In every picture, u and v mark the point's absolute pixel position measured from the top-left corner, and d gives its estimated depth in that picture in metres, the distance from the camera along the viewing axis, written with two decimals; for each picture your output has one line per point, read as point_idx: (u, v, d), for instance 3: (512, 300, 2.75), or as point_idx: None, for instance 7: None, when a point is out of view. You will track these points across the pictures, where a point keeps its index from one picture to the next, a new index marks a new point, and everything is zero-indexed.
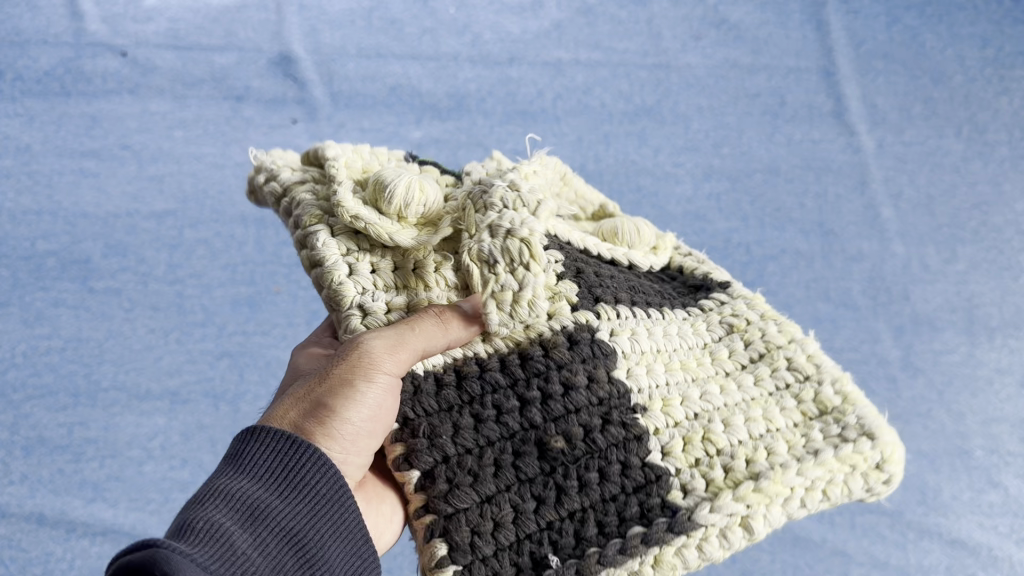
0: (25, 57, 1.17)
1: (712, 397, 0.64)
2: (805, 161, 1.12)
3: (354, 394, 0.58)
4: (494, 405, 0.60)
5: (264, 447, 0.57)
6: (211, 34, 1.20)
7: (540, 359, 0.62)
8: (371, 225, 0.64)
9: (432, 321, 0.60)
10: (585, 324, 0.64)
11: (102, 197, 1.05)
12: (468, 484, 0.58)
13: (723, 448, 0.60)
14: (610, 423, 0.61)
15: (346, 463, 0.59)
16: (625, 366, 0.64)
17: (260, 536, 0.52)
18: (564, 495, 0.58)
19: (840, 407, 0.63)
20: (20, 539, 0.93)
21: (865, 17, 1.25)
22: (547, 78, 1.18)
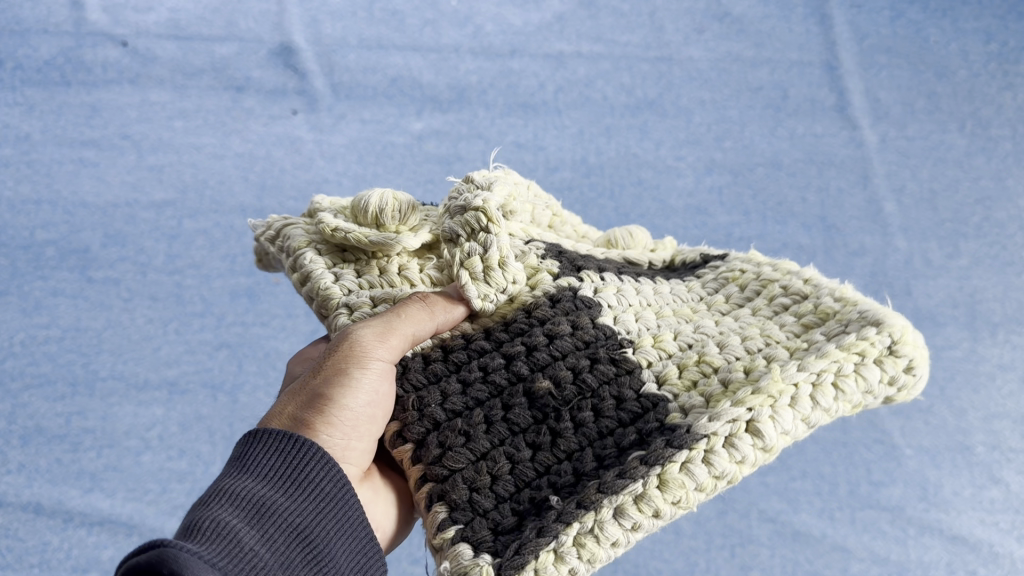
0: (26, 46, 1.17)
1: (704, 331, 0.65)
2: (808, 155, 1.11)
3: (350, 378, 0.60)
4: (481, 367, 0.63)
5: (267, 444, 0.56)
6: (211, 24, 1.20)
7: (523, 320, 0.65)
8: (350, 231, 0.68)
9: (417, 302, 0.63)
10: (566, 286, 0.68)
11: (101, 187, 1.05)
12: (462, 441, 0.60)
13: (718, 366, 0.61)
14: (598, 362, 0.63)
15: (348, 453, 0.59)
16: (612, 314, 0.67)
17: (269, 532, 0.52)
18: (559, 438, 0.59)
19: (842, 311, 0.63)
20: None
21: (868, 11, 1.25)
22: (549, 71, 1.18)
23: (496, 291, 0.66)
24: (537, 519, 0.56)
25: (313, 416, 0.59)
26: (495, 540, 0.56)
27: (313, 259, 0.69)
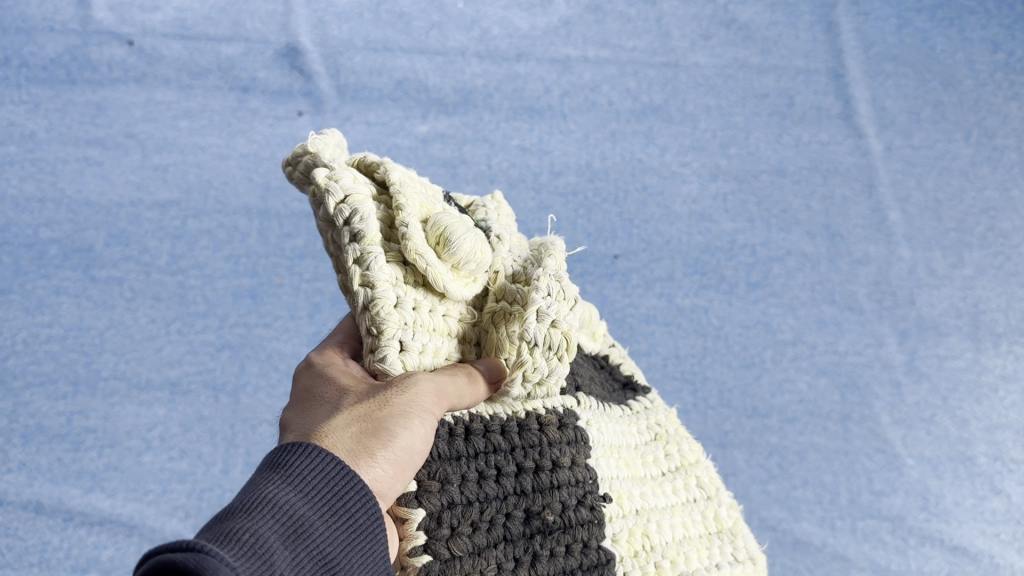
0: (32, 44, 1.16)
1: (649, 498, 0.65)
2: (813, 163, 1.12)
3: (408, 419, 0.51)
4: (495, 466, 0.56)
5: (310, 455, 0.48)
6: (218, 25, 1.20)
7: (535, 431, 0.58)
8: (431, 269, 0.54)
9: (464, 374, 0.55)
10: (569, 408, 0.62)
11: (105, 185, 1.06)
12: (464, 541, 0.54)
13: (655, 546, 0.63)
14: (582, 503, 0.59)
15: (389, 493, 0.50)
16: (594, 455, 0.62)
17: (298, 558, 0.44)
18: (538, 562, 0.56)
19: (732, 528, 0.69)
20: (17, 527, 0.92)
21: (876, 19, 1.24)
22: (555, 75, 1.18)
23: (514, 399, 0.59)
24: None
25: (370, 445, 0.50)
26: None
27: (381, 266, 0.53)
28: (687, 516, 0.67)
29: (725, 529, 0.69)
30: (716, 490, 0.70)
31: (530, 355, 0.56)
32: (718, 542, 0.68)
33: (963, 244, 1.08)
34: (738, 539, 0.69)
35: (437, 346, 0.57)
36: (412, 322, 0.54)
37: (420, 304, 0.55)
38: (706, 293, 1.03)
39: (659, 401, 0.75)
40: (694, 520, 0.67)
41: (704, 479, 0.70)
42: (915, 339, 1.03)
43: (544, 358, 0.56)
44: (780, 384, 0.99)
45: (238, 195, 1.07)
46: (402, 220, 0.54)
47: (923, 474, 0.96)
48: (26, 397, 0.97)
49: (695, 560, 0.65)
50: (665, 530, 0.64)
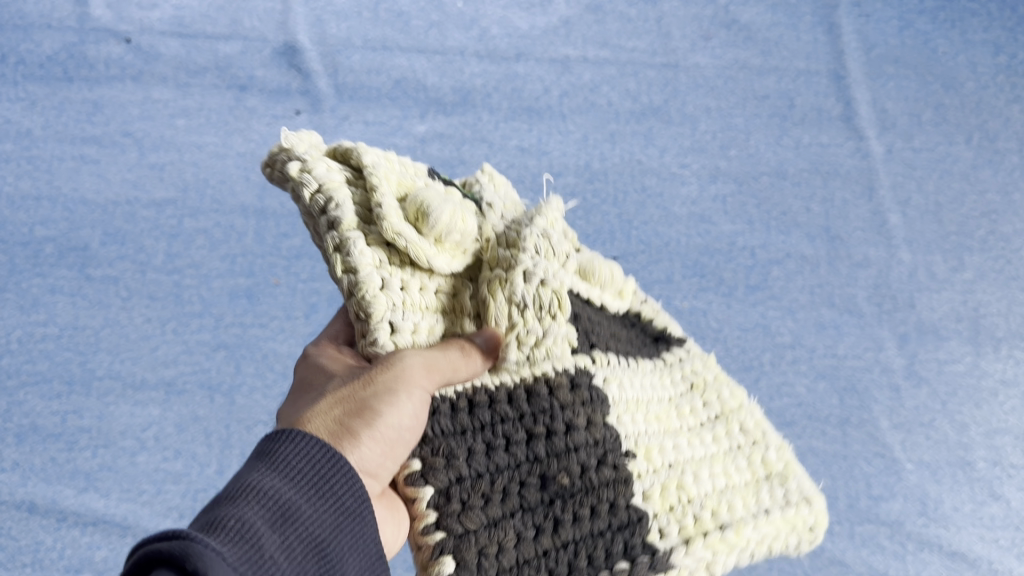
0: (29, 41, 1.16)
1: (683, 450, 0.63)
2: (813, 165, 1.12)
3: (395, 396, 0.52)
4: (504, 436, 0.56)
5: (298, 442, 0.48)
6: (215, 22, 1.19)
7: (545, 396, 0.58)
8: (410, 246, 0.55)
9: (456, 348, 0.55)
10: (584, 368, 0.60)
11: (101, 184, 1.07)
12: (479, 511, 0.54)
13: (693, 497, 0.61)
14: (604, 463, 0.58)
15: (380, 470, 0.52)
16: (615, 413, 0.61)
17: (289, 541, 0.43)
18: (561, 528, 0.56)
19: (783, 470, 0.65)
20: (10, 527, 0.92)
21: (877, 20, 1.23)
22: (554, 76, 1.17)
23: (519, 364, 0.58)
24: None
25: (355, 425, 0.51)
26: None
27: (362, 250, 0.55)
28: (727, 467, 0.64)
29: (774, 472, 0.65)
30: (761, 433, 0.67)
31: (521, 317, 0.57)
32: (767, 486, 0.64)
33: (964, 248, 1.08)
34: (792, 481, 0.65)
35: (431, 324, 0.58)
36: (401, 302, 0.55)
37: (409, 284, 0.56)
38: (704, 296, 1.03)
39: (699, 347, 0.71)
40: (737, 466, 0.65)
41: (747, 424, 0.67)
42: (915, 343, 1.02)
43: (537, 318, 0.58)
44: (779, 388, 1.00)
45: (235, 194, 1.07)
46: (378, 201, 0.56)
47: (921, 479, 0.96)
48: (20, 396, 0.98)
49: (742, 506, 0.62)
50: (702, 482, 0.62)
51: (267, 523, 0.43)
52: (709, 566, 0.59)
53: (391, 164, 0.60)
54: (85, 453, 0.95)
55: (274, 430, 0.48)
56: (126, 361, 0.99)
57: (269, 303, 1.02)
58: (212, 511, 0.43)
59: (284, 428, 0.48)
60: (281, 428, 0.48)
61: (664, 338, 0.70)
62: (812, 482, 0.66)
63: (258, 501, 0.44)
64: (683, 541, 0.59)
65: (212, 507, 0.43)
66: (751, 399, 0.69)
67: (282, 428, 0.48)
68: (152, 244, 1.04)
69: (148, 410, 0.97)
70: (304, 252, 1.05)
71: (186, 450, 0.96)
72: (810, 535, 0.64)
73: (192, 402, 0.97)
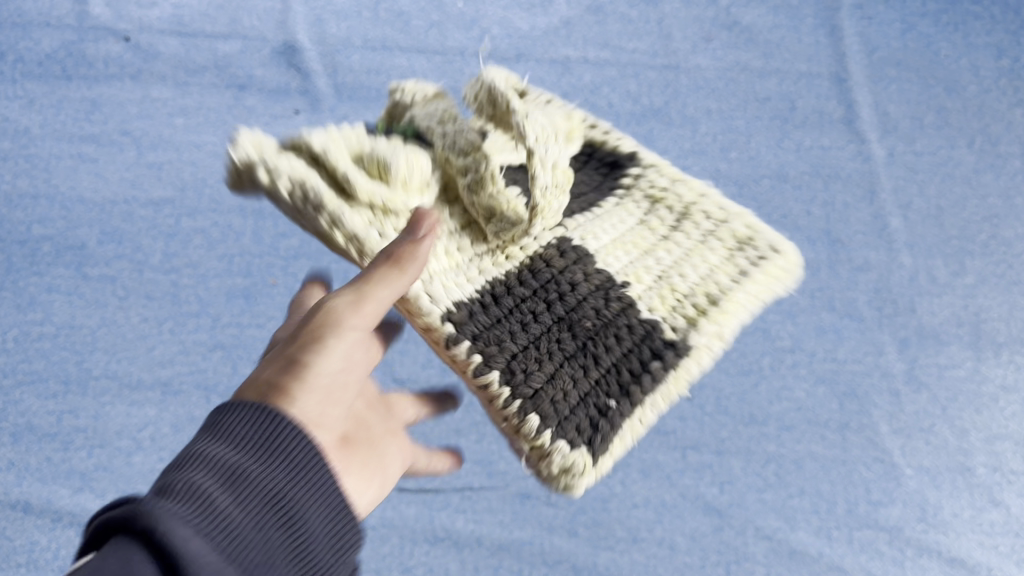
0: (28, 39, 1.15)
1: (664, 259, 0.82)
2: (814, 168, 1.11)
3: (324, 344, 0.57)
4: (531, 310, 0.75)
5: (242, 411, 0.54)
6: (214, 21, 1.18)
7: (545, 270, 0.77)
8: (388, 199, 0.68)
9: (384, 256, 0.60)
10: (561, 237, 0.80)
11: (100, 183, 1.07)
12: (530, 355, 0.72)
13: (684, 290, 0.80)
14: (610, 298, 0.78)
15: (323, 419, 0.57)
16: (602, 259, 0.81)
17: (242, 498, 0.50)
18: (601, 360, 0.74)
19: (742, 232, 0.85)
20: (4, 527, 0.91)
21: (879, 23, 1.22)
22: (555, 77, 1.16)
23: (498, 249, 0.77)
24: (608, 420, 0.71)
25: (283, 384, 0.55)
26: (583, 441, 0.70)
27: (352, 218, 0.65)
28: (702, 253, 0.83)
29: (737, 236, 0.84)
30: (719, 213, 0.86)
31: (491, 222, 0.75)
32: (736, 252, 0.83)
33: (966, 252, 1.07)
34: (750, 237, 0.84)
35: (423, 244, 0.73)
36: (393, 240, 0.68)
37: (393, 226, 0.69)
38: None
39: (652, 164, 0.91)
40: (709, 247, 0.83)
41: (704, 211, 0.86)
42: (915, 347, 1.02)
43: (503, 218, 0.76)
44: (778, 392, 1.00)
45: (234, 194, 1.07)
46: (351, 182, 0.67)
47: (921, 484, 0.95)
48: (16, 395, 0.97)
49: (721, 277, 0.81)
50: (686, 278, 0.81)
51: (217, 485, 0.50)
52: (720, 333, 0.77)
53: (336, 139, 0.69)
54: (81, 453, 0.95)
55: (219, 404, 0.55)
56: (123, 360, 0.99)
57: (266, 303, 1.02)
58: (167, 477, 0.51)
59: (227, 402, 0.55)
60: (224, 403, 0.55)
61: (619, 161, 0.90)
62: (774, 235, 0.85)
63: (207, 466, 0.51)
64: (690, 326, 0.77)
65: (166, 473, 0.51)
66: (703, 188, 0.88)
67: (224, 403, 0.55)
68: (150, 243, 1.04)
69: (144, 410, 0.96)
70: (303, 252, 1.05)
71: (183, 450, 0.95)
72: (779, 268, 0.83)
73: (188, 402, 0.97)
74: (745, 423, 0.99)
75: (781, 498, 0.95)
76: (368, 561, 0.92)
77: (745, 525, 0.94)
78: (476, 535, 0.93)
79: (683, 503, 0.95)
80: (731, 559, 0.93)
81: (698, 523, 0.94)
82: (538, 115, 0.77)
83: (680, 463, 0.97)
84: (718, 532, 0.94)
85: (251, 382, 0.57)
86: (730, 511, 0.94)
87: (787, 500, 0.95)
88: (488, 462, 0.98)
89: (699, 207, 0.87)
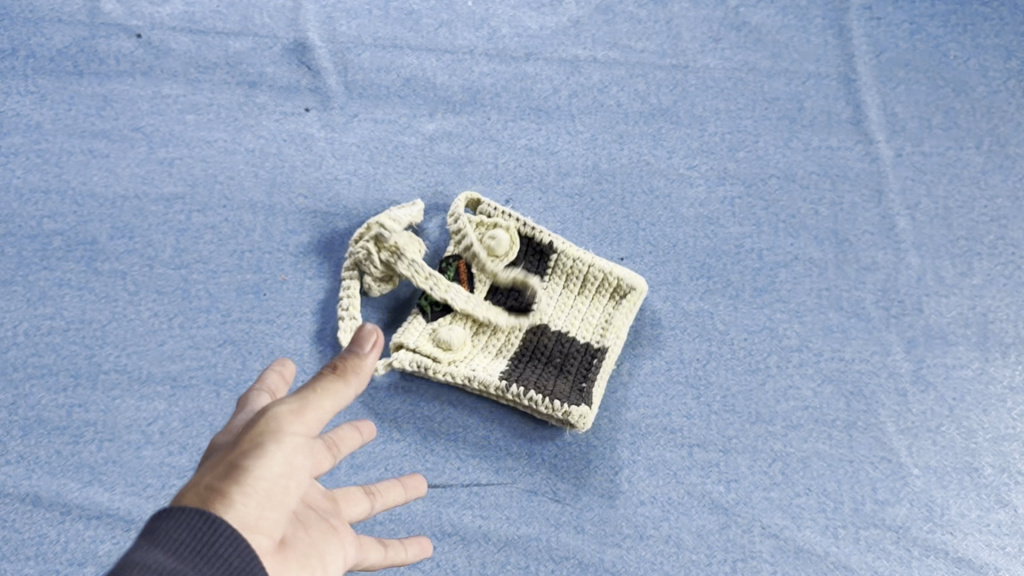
0: (39, 35, 1.16)
1: (562, 304, 1.02)
2: (822, 168, 1.12)
3: (264, 450, 0.55)
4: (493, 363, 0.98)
5: (182, 518, 0.52)
6: (227, 19, 1.18)
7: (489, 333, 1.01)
8: (463, 362, 0.99)
9: (330, 370, 0.58)
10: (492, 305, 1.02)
11: (111, 178, 1.08)
12: (528, 377, 0.97)
13: (582, 320, 1.01)
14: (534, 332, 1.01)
15: (261, 522, 0.55)
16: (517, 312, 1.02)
17: None
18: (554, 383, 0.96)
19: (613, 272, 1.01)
20: (15, 520, 0.92)
21: (888, 24, 1.20)
22: (564, 76, 1.16)
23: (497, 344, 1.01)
24: (577, 402, 0.95)
25: (222, 487, 0.54)
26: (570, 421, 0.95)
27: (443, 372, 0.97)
28: (586, 292, 1.02)
29: (608, 276, 1.01)
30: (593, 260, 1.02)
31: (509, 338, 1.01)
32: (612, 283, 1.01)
33: (974, 253, 1.07)
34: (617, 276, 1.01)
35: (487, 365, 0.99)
36: (473, 369, 0.98)
37: (471, 360, 0.99)
38: (710, 298, 1.04)
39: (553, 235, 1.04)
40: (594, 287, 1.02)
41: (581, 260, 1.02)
42: (922, 347, 1.02)
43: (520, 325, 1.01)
44: (785, 390, 1.00)
45: (244, 190, 1.08)
46: (424, 350, 0.98)
47: (928, 484, 0.96)
48: (26, 388, 0.98)
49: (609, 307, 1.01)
50: (588, 312, 1.02)
51: None
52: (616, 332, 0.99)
53: (410, 329, 1.00)
54: (90, 446, 0.95)
55: (159, 507, 0.52)
56: (132, 355, 0.99)
57: (276, 298, 1.02)
58: None
59: (166, 506, 0.52)
60: (166, 506, 0.53)
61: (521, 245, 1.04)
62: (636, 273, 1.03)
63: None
64: (595, 334, 1.00)
65: None
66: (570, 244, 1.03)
67: (167, 506, 0.52)
68: (160, 239, 1.05)
69: (153, 404, 0.97)
70: (313, 248, 1.05)
71: (192, 444, 0.96)
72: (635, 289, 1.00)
73: (197, 397, 0.97)
74: (752, 422, 0.98)
75: (787, 496, 0.95)
76: None
77: (751, 523, 0.94)
78: (482, 530, 0.93)
79: (690, 500, 0.95)
80: (736, 557, 0.93)
81: (704, 521, 0.94)
82: (497, 239, 1.02)
83: (686, 461, 0.97)
84: (724, 530, 0.94)
85: (189, 486, 0.55)
86: (736, 509, 0.95)
87: (793, 498, 0.95)
88: (495, 458, 0.96)
89: (589, 262, 1.02)
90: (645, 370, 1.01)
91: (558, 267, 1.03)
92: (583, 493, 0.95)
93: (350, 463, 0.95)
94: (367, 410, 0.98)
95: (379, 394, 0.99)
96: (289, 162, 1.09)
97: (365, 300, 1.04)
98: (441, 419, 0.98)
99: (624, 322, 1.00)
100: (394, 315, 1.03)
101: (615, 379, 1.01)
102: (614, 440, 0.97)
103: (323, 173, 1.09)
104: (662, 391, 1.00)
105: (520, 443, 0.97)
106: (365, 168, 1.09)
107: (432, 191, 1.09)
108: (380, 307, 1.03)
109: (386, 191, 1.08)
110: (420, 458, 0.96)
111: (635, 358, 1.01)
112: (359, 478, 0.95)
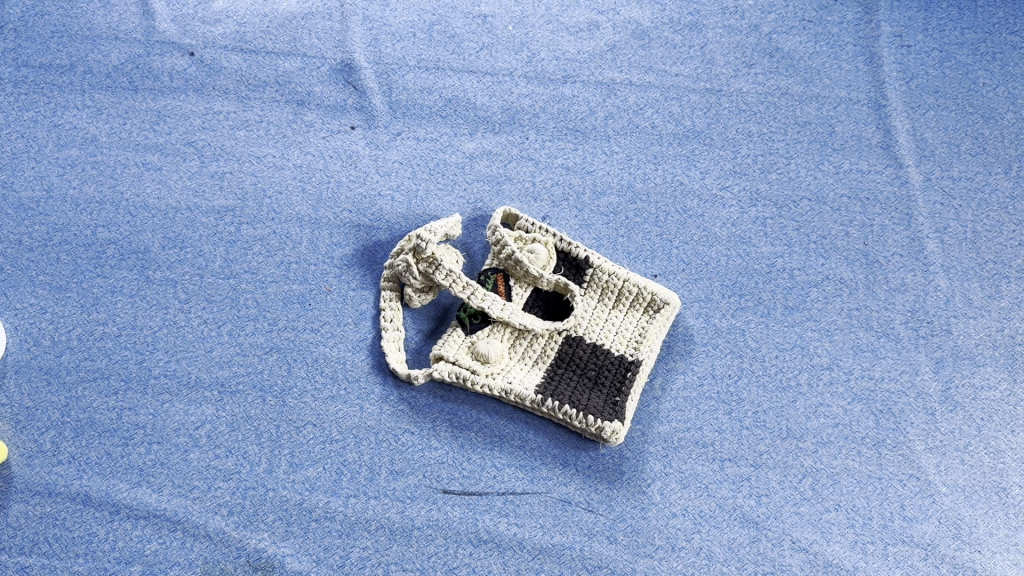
0: (96, 51, 1.20)
1: (596, 318, 1.04)
2: (852, 191, 1.14)
3: None
4: (530, 376, 1.01)
5: None
6: (276, 39, 1.22)
7: (527, 345, 1.03)
8: (501, 372, 1.01)
9: None
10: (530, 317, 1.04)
11: (164, 191, 1.12)
12: (563, 390, 1.00)
13: (618, 334, 1.03)
14: (572, 345, 1.03)
15: None
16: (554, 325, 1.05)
17: None
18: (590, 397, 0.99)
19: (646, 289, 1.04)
20: (65, 518, 0.95)
21: (918, 52, 1.23)
22: (600, 98, 1.20)
23: (535, 354, 1.03)
24: (613, 415, 0.98)
25: None
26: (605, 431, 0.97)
27: (482, 383, 0.99)
28: (620, 306, 1.05)
29: (642, 293, 1.04)
30: (628, 276, 1.04)
31: (548, 350, 1.03)
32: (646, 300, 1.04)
33: (1001, 276, 1.09)
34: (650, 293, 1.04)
35: (524, 376, 1.01)
36: (511, 380, 1.00)
37: (509, 370, 1.02)
38: (742, 315, 1.07)
39: (588, 250, 1.07)
40: (628, 302, 1.05)
41: (615, 275, 1.05)
42: (951, 368, 1.04)
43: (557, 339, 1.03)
44: (815, 408, 1.02)
45: (292, 204, 1.12)
46: (462, 362, 1.00)
47: (955, 502, 0.98)
48: (78, 391, 1.01)
49: (642, 323, 1.04)
50: (621, 325, 1.04)
51: None
52: (647, 348, 1.02)
53: (450, 341, 1.02)
54: (140, 449, 0.98)
55: None
56: (181, 361, 1.03)
57: (320, 308, 1.06)
58: None
59: None
60: None
61: (558, 261, 1.06)
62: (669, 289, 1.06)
63: None
64: (628, 349, 1.03)
65: None
66: (605, 259, 1.06)
67: None
68: (211, 249, 1.09)
69: (201, 409, 1.00)
70: (356, 261, 1.09)
71: (238, 448, 0.99)
72: (664, 306, 1.03)
73: (244, 402, 1.01)
74: (783, 438, 1.00)
75: (816, 512, 0.97)
76: (413, 560, 0.94)
77: (780, 537, 0.96)
78: (518, 538, 0.95)
79: (721, 514, 0.97)
80: (766, 569, 0.95)
81: (734, 534, 0.96)
82: (536, 253, 1.04)
83: (718, 475, 0.99)
84: (755, 543, 0.96)
85: None
86: (766, 523, 0.96)
87: (822, 513, 0.97)
88: (531, 467, 0.98)
89: (623, 277, 1.04)
90: (677, 385, 1.03)
91: (593, 281, 1.05)
92: (616, 504, 0.97)
93: (389, 469, 0.98)
94: (406, 418, 1.01)
95: (418, 402, 1.02)
96: (334, 177, 1.13)
97: (407, 311, 1.07)
98: (478, 428, 1.00)
99: (656, 337, 1.03)
100: (435, 325, 1.06)
101: (648, 393, 1.03)
102: (646, 453, 0.99)
103: (367, 189, 1.13)
104: (695, 405, 1.02)
105: (555, 453, 0.99)
106: (407, 184, 1.13)
107: (472, 208, 1.12)
108: (421, 320, 1.07)
109: (427, 207, 1.12)
110: (457, 466, 0.98)
111: (667, 372, 1.04)
112: (398, 484, 0.97)
